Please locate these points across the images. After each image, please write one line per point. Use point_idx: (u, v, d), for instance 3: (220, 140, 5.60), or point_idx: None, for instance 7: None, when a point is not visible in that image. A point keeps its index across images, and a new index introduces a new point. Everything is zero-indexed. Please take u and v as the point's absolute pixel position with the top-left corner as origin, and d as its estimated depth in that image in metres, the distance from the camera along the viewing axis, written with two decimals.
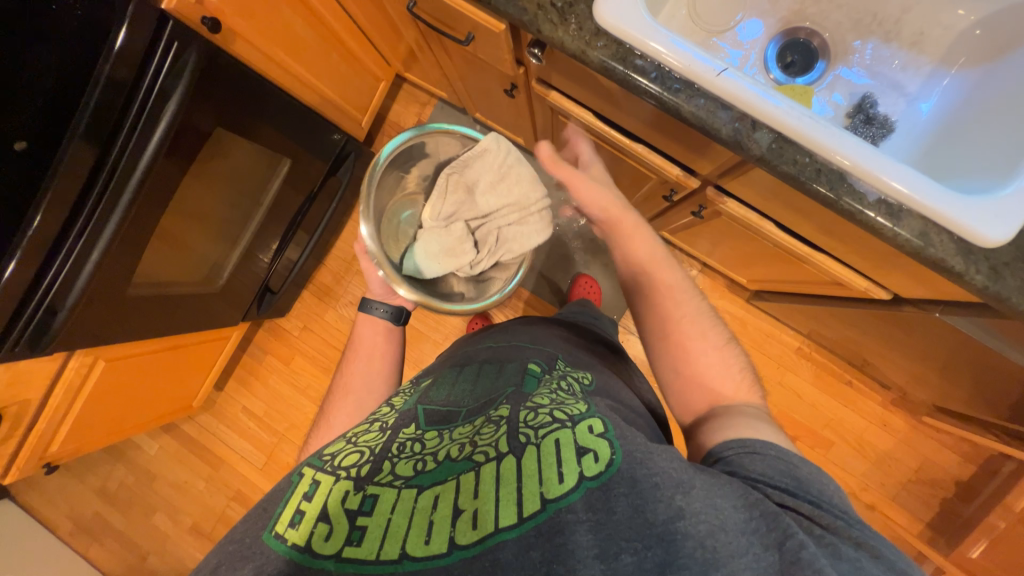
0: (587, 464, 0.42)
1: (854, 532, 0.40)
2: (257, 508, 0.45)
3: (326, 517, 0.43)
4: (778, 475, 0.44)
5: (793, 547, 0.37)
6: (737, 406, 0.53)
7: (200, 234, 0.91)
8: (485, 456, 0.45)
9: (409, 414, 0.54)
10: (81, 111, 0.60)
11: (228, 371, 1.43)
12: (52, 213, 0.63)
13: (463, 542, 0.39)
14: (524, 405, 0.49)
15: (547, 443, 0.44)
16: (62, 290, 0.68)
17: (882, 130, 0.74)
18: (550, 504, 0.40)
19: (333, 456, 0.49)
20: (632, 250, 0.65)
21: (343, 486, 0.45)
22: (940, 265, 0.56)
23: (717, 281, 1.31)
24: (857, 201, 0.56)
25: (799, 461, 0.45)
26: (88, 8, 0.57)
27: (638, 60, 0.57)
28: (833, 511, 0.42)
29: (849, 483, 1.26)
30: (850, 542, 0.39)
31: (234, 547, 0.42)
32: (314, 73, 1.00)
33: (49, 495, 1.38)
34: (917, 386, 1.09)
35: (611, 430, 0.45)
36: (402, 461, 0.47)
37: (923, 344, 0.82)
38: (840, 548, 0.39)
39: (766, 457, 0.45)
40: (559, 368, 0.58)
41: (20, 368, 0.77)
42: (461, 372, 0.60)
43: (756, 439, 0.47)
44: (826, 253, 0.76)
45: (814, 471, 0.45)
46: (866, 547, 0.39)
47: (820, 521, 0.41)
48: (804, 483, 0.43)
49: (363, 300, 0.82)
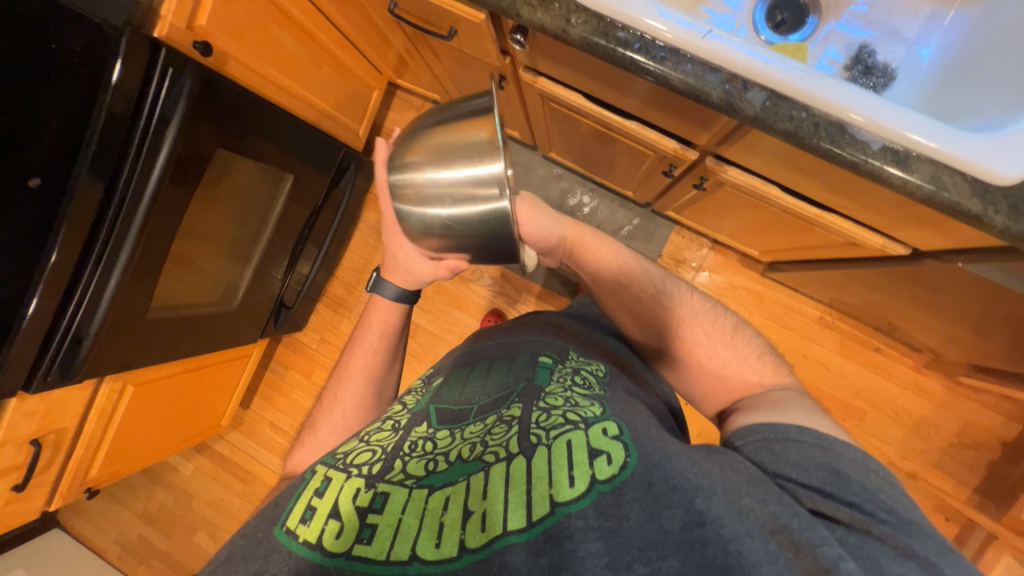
0: (600, 467, 0.41)
1: (901, 538, 0.37)
2: (269, 504, 0.46)
3: (337, 515, 0.43)
4: (815, 471, 0.42)
5: (828, 555, 0.36)
6: (768, 391, 0.52)
7: (211, 256, 0.94)
8: (495, 456, 0.44)
9: (421, 412, 0.53)
10: (85, 145, 0.62)
11: (252, 389, 1.46)
12: (67, 249, 0.65)
13: (474, 545, 0.39)
14: (537, 406, 0.48)
15: (559, 445, 0.43)
16: (85, 320, 0.71)
17: (883, 80, 0.71)
18: (560, 507, 0.39)
19: (345, 454, 0.49)
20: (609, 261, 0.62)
21: (354, 484, 0.45)
22: (954, 209, 0.53)
23: (730, 257, 1.27)
24: (860, 151, 0.54)
25: (839, 447, 0.43)
26: (85, 41, 0.59)
27: (621, 33, 0.56)
28: (878, 516, 0.39)
29: (885, 451, 1.23)
30: (897, 552, 0.37)
31: (245, 541, 0.43)
32: (307, 87, 1.02)
33: (96, 520, 1.44)
34: (950, 346, 1.04)
35: (627, 433, 0.44)
36: (414, 459, 0.47)
37: (950, 299, 0.79)
38: (884, 563, 0.36)
39: (799, 445, 0.43)
40: (571, 361, 0.57)
41: (54, 398, 0.80)
42: (473, 369, 0.59)
43: (788, 425, 0.45)
44: (836, 213, 0.74)
45: (854, 456, 0.43)
46: (915, 557, 0.36)
47: (862, 527, 0.38)
48: (847, 477, 0.41)
49: (378, 270, 0.71)
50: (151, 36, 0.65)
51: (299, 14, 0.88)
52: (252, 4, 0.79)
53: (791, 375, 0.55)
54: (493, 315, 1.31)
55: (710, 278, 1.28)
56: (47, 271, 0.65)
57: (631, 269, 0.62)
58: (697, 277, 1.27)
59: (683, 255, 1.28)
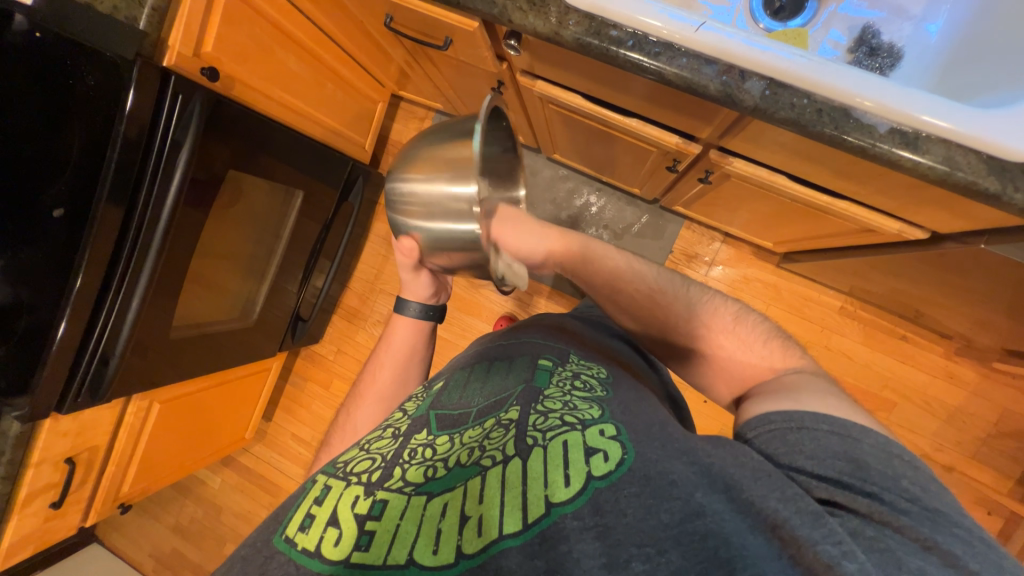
0: (595, 464, 0.41)
1: (921, 531, 0.36)
2: (269, 519, 0.45)
3: (336, 522, 0.42)
4: (831, 459, 0.40)
5: (830, 552, 0.34)
6: (781, 375, 0.51)
7: (228, 274, 0.97)
8: (492, 460, 0.44)
9: (421, 419, 0.53)
10: (103, 178, 0.64)
11: (273, 402, 1.49)
12: (92, 275, 0.68)
13: (470, 550, 0.38)
14: (535, 409, 0.48)
15: (555, 444, 0.43)
16: (110, 340, 0.74)
17: (890, 60, 0.70)
18: (555, 508, 0.39)
19: (346, 463, 0.49)
20: (606, 271, 0.61)
21: (354, 491, 0.45)
22: (970, 188, 0.51)
23: (744, 249, 1.25)
24: (865, 135, 0.52)
25: (858, 433, 0.42)
26: (99, 74, 0.62)
27: (613, 31, 0.56)
28: (898, 505, 0.37)
29: (918, 443, 1.18)
30: (917, 545, 0.35)
31: (247, 550, 0.43)
32: (312, 105, 1.04)
33: (132, 534, 1.49)
34: (982, 331, 1.00)
35: (625, 433, 0.44)
36: (413, 466, 0.46)
37: (976, 282, 0.75)
38: (902, 556, 0.34)
39: (816, 434, 0.42)
40: (571, 363, 0.57)
41: (85, 417, 0.83)
42: (473, 372, 0.59)
43: (804, 413, 0.43)
44: (849, 200, 0.72)
45: (875, 442, 0.41)
46: (936, 551, 0.35)
47: (880, 518, 0.37)
48: (865, 466, 0.39)
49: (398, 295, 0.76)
50: (161, 66, 0.68)
51: (300, 34, 0.90)
52: (255, 29, 0.81)
53: (803, 357, 0.54)
54: (506, 319, 1.32)
55: (724, 272, 1.25)
56: (71, 297, 0.67)
57: (628, 272, 0.61)
58: (710, 272, 1.25)
59: (695, 250, 1.26)
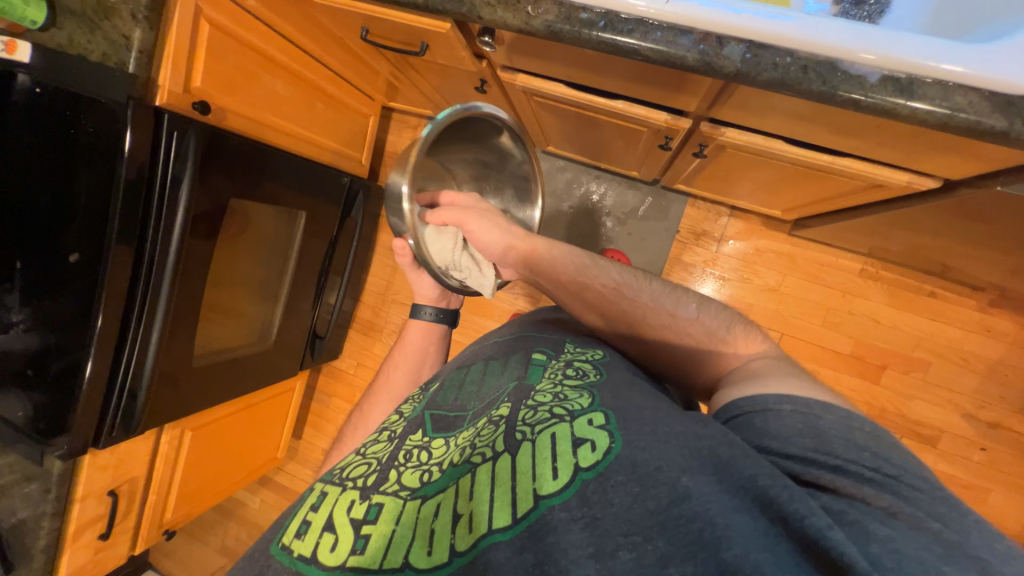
0: (583, 454, 0.40)
1: (887, 500, 0.35)
2: (273, 526, 0.47)
3: (331, 527, 0.43)
4: (793, 436, 0.40)
5: (817, 525, 0.33)
6: (746, 361, 0.51)
7: (241, 297, 1.00)
8: (482, 456, 0.44)
9: (417, 421, 0.54)
10: (111, 219, 0.67)
11: (301, 420, 1.53)
12: (111, 313, 0.71)
13: (462, 548, 0.38)
14: (525, 404, 0.48)
15: (544, 437, 0.43)
16: (136, 376, 0.77)
17: (877, 6, 0.66)
18: (544, 501, 0.38)
19: (343, 469, 0.50)
20: (555, 269, 0.62)
21: (349, 496, 0.46)
22: (975, 129, 0.49)
23: (754, 221, 1.21)
24: (855, 87, 0.50)
25: (819, 411, 0.41)
26: (98, 123, 0.64)
27: (583, 13, 0.55)
28: (864, 476, 0.37)
29: (956, 402, 1.14)
30: (883, 513, 0.34)
31: (248, 563, 0.44)
32: (304, 126, 1.06)
33: (182, 559, 1.54)
34: (1014, 279, 0.95)
35: (615, 422, 0.43)
36: (409, 470, 0.47)
37: (1000, 228, 0.72)
38: (871, 526, 0.34)
39: (780, 414, 0.42)
40: (565, 354, 0.56)
41: (121, 450, 0.86)
42: (467, 373, 0.59)
43: (765, 394, 0.44)
44: (853, 156, 0.69)
45: (835, 420, 0.40)
46: (902, 517, 0.34)
47: (846, 491, 0.36)
48: (827, 441, 0.39)
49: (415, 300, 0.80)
50: (154, 106, 0.71)
51: (284, 57, 0.92)
52: (237, 58, 0.83)
53: (767, 340, 0.54)
54: None
55: (736, 246, 1.22)
56: (93, 334, 0.69)
57: (583, 269, 0.61)
58: (721, 249, 1.23)
59: (703, 227, 1.23)
